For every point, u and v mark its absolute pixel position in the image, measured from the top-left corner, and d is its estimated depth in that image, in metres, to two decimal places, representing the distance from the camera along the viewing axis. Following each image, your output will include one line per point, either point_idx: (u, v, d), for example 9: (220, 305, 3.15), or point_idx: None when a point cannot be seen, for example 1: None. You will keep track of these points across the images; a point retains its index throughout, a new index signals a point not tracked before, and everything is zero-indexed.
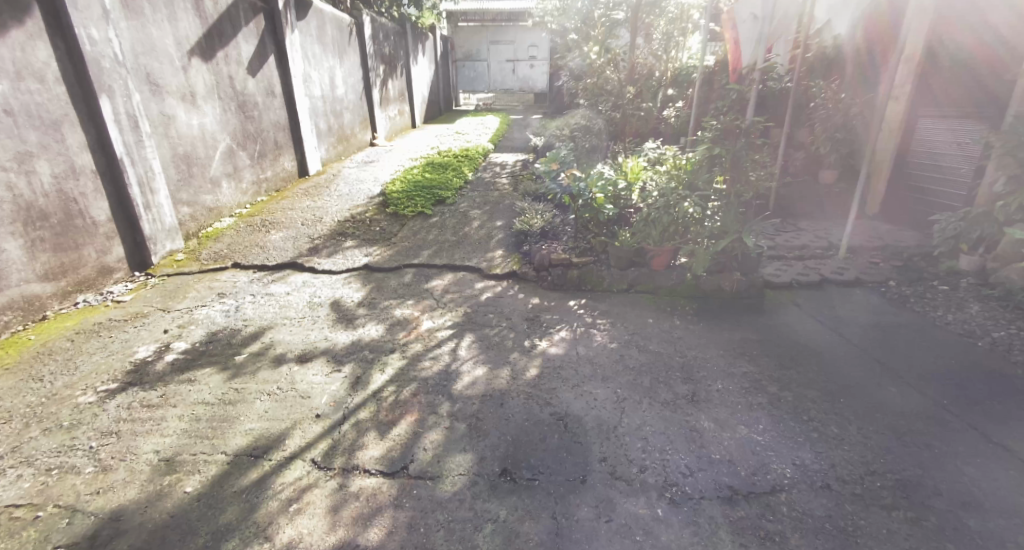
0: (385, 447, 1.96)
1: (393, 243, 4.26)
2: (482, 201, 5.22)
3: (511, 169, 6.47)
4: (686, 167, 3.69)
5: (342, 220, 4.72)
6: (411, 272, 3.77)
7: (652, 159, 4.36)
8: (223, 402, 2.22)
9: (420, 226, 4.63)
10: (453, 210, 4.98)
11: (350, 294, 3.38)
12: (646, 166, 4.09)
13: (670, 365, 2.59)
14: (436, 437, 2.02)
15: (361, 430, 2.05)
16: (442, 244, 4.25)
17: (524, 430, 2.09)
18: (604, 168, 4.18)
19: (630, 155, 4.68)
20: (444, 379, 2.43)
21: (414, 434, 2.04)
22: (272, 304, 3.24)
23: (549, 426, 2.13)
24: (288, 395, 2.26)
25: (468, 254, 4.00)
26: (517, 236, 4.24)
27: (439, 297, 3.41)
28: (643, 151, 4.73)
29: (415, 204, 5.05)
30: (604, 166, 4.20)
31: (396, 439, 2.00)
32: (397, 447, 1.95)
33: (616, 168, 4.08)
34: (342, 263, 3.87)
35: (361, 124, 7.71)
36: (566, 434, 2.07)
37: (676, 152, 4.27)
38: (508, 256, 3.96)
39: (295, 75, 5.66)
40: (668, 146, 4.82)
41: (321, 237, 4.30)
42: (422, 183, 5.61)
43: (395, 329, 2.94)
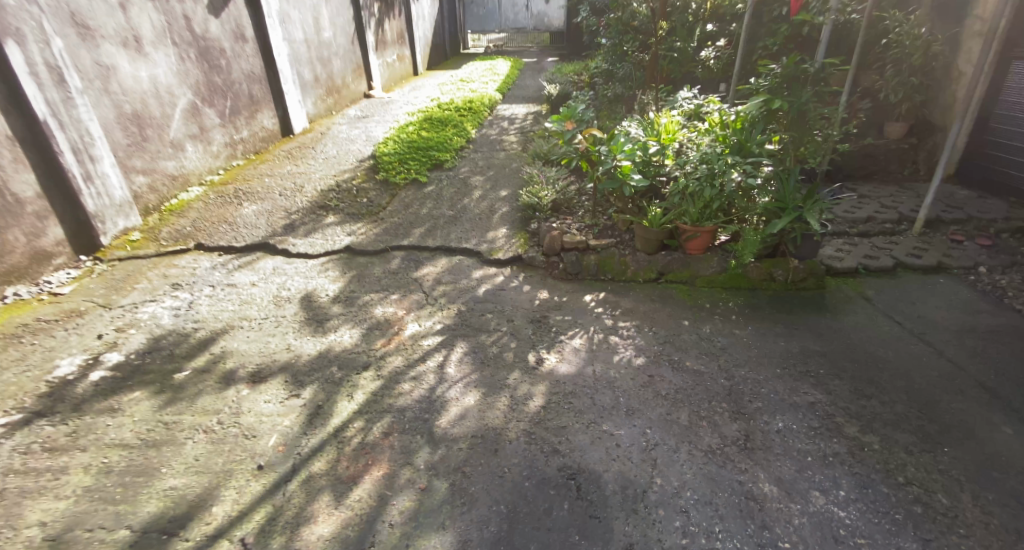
0: (341, 528, 1.48)
1: (382, 219, 3.71)
2: (486, 167, 4.58)
3: (520, 125, 5.74)
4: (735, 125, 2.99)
5: (326, 190, 4.14)
6: (399, 257, 3.23)
7: (687, 114, 3.63)
8: (149, 451, 1.76)
9: (414, 197, 4.06)
10: (451, 178, 4.38)
11: (326, 286, 2.84)
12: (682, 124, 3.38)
13: (713, 393, 2.05)
14: (409, 510, 1.54)
15: (313, 499, 1.58)
16: (437, 221, 3.69)
17: (525, 496, 1.59)
18: (628, 126, 3.47)
19: (658, 111, 3.98)
20: (424, 412, 1.94)
21: (381, 505, 1.56)
22: (231, 298, 2.73)
23: (557, 488, 1.62)
24: (231, 441, 1.80)
25: (467, 236, 3.45)
26: (525, 210, 3.63)
27: (429, 288, 2.88)
28: (675, 105, 4.00)
29: (408, 169, 4.46)
30: (628, 123, 3.49)
31: (360, 514, 1.53)
32: (356, 530, 1.48)
33: (645, 124, 3.37)
34: (321, 244, 3.33)
35: (355, 73, 6.96)
36: (580, 501, 1.57)
37: (719, 104, 3.52)
38: (514, 237, 3.38)
39: (269, 16, 4.93)
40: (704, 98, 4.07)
41: (301, 211, 3.76)
42: (417, 142, 4.97)
43: (371, 335, 2.42)
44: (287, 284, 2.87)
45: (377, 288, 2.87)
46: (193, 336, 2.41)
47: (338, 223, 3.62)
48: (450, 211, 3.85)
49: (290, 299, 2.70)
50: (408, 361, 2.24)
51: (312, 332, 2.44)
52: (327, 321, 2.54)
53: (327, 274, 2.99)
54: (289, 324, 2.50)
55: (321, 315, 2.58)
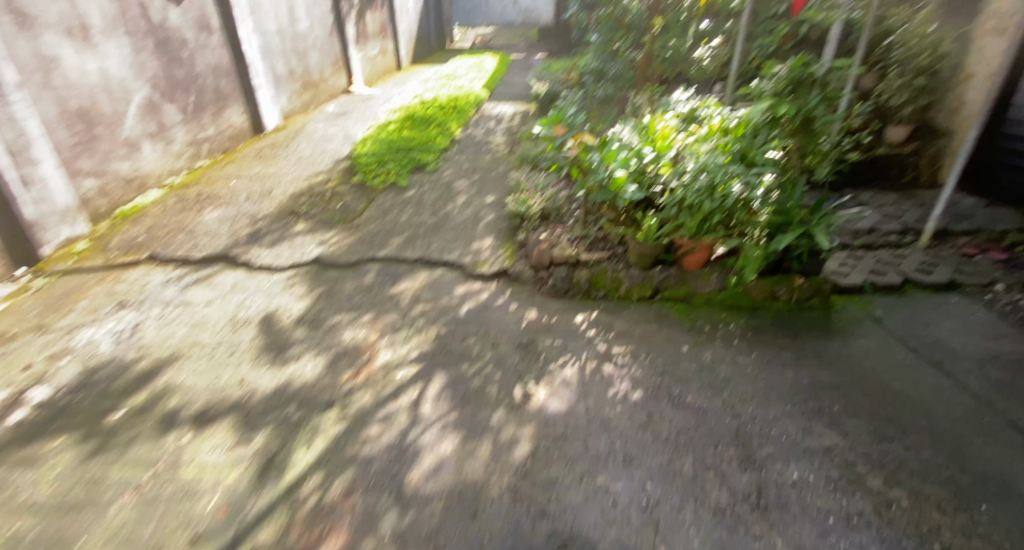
0: None
1: (357, 227, 3.44)
2: (471, 170, 4.32)
3: (508, 125, 5.48)
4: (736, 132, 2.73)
5: (297, 194, 3.85)
6: (374, 270, 2.97)
7: (682, 118, 3.42)
8: (64, 518, 1.49)
9: (393, 203, 3.78)
10: (434, 182, 4.12)
11: (289, 305, 2.59)
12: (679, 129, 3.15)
13: (718, 435, 1.83)
14: None
15: None
16: (417, 229, 3.42)
17: None
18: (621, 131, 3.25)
19: (653, 114, 3.76)
20: (393, 463, 1.69)
21: None
22: (181, 320, 2.44)
23: None
24: (163, 504, 1.54)
25: (449, 247, 3.20)
26: (512, 219, 3.38)
27: (406, 307, 2.62)
28: (670, 108, 3.78)
29: (387, 171, 4.20)
30: (621, 128, 3.27)
31: None
32: None
33: (640, 129, 3.14)
34: (288, 256, 3.06)
35: (334, 68, 6.67)
36: None
37: (716, 109, 3.32)
38: (500, 248, 3.13)
39: (238, 5, 4.61)
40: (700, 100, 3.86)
41: (268, 218, 3.47)
42: (398, 142, 4.69)
43: (337, 365, 2.16)
44: (249, 303, 2.60)
45: (349, 307, 2.61)
46: (134, 366, 2.13)
47: (309, 232, 3.34)
48: (431, 218, 3.58)
49: (250, 322, 2.43)
50: (377, 397, 1.98)
51: (271, 361, 2.17)
52: (289, 348, 2.27)
53: (293, 291, 2.72)
54: (246, 351, 2.23)
55: (284, 340, 2.32)
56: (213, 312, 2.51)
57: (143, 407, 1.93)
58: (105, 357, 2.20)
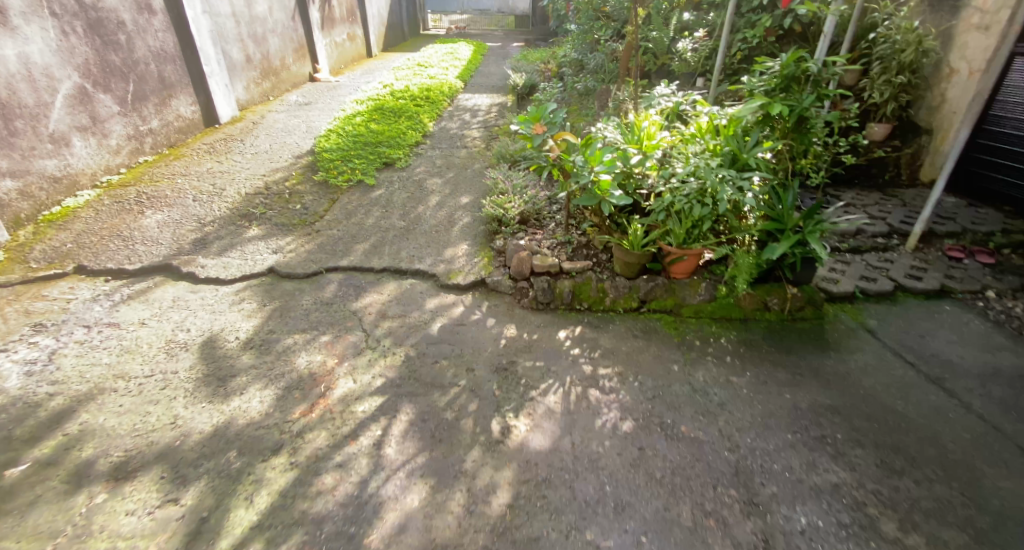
0: None
1: (318, 231, 3.14)
2: (445, 168, 4.05)
3: (483, 118, 5.21)
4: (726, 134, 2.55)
5: (251, 195, 3.53)
6: (336, 282, 2.69)
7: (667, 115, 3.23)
8: None
9: (359, 203, 3.49)
10: (404, 181, 3.83)
11: (236, 325, 2.32)
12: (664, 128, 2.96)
13: (717, 474, 1.64)
14: None
15: None
16: (385, 234, 3.14)
17: None
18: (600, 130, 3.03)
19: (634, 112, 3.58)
20: (349, 522, 1.45)
21: None
22: (107, 346, 2.13)
23: None
24: None
25: (420, 253, 2.94)
26: (489, 223, 3.14)
27: (371, 325, 2.36)
28: (652, 104, 3.61)
29: (352, 168, 3.89)
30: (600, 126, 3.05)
31: None
32: None
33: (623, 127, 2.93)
34: (237, 267, 2.76)
35: (297, 54, 6.28)
36: None
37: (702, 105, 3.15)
38: (477, 255, 2.89)
39: None
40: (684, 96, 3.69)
41: (217, 222, 3.16)
42: (364, 136, 4.37)
43: (287, 399, 1.90)
44: (192, 323, 2.31)
45: (306, 326, 2.34)
46: (47, 404, 1.83)
47: (264, 238, 3.04)
48: (400, 220, 3.31)
49: (191, 347, 2.15)
50: (333, 438, 1.73)
51: (211, 395, 1.90)
52: (234, 378, 1.99)
53: (244, 308, 2.43)
54: (183, 383, 1.95)
55: (228, 368, 2.04)
56: (148, 335, 2.21)
57: (52, 457, 1.63)
58: (12, 393, 1.88)
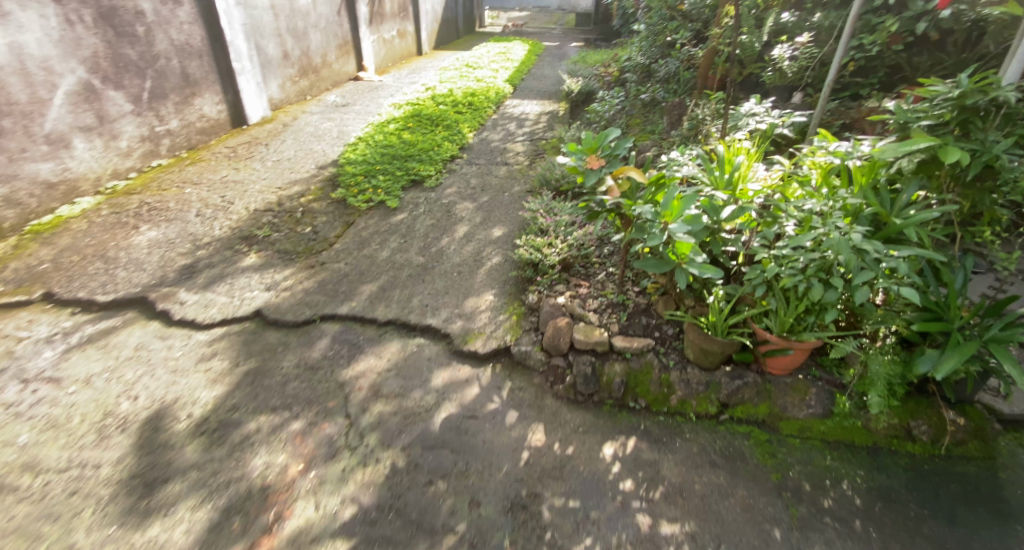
0: None
1: (321, 264, 2.68)
2: (479, 190, 3.51)
3: (530, 129, 4.63)
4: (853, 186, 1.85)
5: (259, 212, 3.15)
6: (329, 336, 2.20)
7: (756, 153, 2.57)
8: None
9: (375, 230, 3.01)
10: (431, 204, 3.32)
11: (194, 395, 1.84)
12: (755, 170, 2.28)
13: None
14: None
15: None
16: (398, 272, 2.62)
17: None
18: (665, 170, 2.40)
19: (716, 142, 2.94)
20: None
21: None
22: (33, 415, 1.73)
23: None
24: None
25: (435, 302, 2.40)
26: (522, 268, 2.55)
27: (356, 406, 1.83)
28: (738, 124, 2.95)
29: (374, 185, 3.45)
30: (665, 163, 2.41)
31: None
32: None
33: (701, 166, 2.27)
34: (219, 307, 2.31)
35: (340, 51, 5.97)
36: None
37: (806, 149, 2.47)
38: (504, 313, 2.30)
39: None
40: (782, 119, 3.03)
41: (213, 247, 2.76)
42: (394, 147, 3.95)
43: (222, 530, 1.39)
44: (143, 386, 1.87)
45: (276, 401, 1.84)
46: None
47: (260, 270, 2.60)
48: (419, 254, 2.79)
49: (128, 425, 1.70)
50: None
51: (126, 511, 1.42)
52: (164, 482, 1.51)
53: (211, 368, 1.98)
54: (97, 485, 1.49)
55: (162, 464, 1.57)
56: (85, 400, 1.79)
57: None
58: None
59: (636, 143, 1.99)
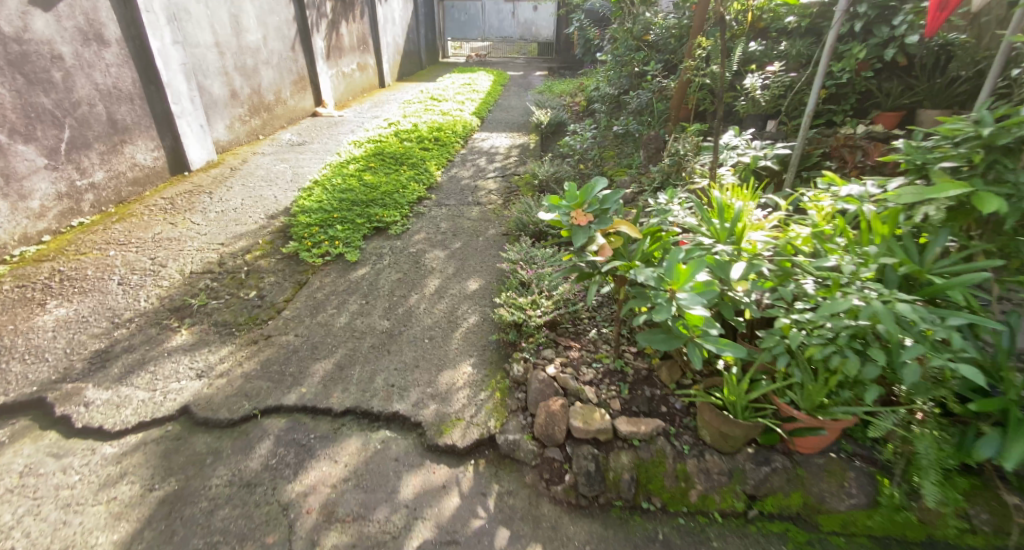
0: None
1: (267, 338, 2.29)
2: (449, 235, 3.20)
3: (500, 164, 4.38)
4: (873, 234, 1.62)
5: (196, 275, 2.75)
6: (273, 435, 1.81)
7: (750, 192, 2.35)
8: None
9: (332, 289, 2.64)
10: (397, 254, 2.98)
11: (87, 543, 1.44)
12: (754, 215, 2.06)
13: None
14: None
15: None
16: (358, 343, 2.26)
17: None
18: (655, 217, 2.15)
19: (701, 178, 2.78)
20: None
21: None
22: None
23: None
24: None
25: (403, 380, 2.04)
26: (502, 331, 2.23)
27: (304, 540, 1.46)
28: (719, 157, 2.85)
29: (331, 236, 3.07)
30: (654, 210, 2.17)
31: None
32: None
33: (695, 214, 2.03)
34: (134, 407, 1.90)
35: (295, 87, 5.65)
36: None
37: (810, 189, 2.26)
38: (486, 389, 1.95)
39: (146, 10, 3.54)
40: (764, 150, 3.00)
41: (136, 325, 2.34)
42: (354, 191, 3.57)
43: None
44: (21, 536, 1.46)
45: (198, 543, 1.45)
46: None
47: (192, 351, 2.20)
48: (384, 317, 2.44)
49: None
50: None
51: None
52: None
53: (115, 499, 1.57)
54: None
55: None
56: None
57: None
58: None
59: (627, 192, 1.72)
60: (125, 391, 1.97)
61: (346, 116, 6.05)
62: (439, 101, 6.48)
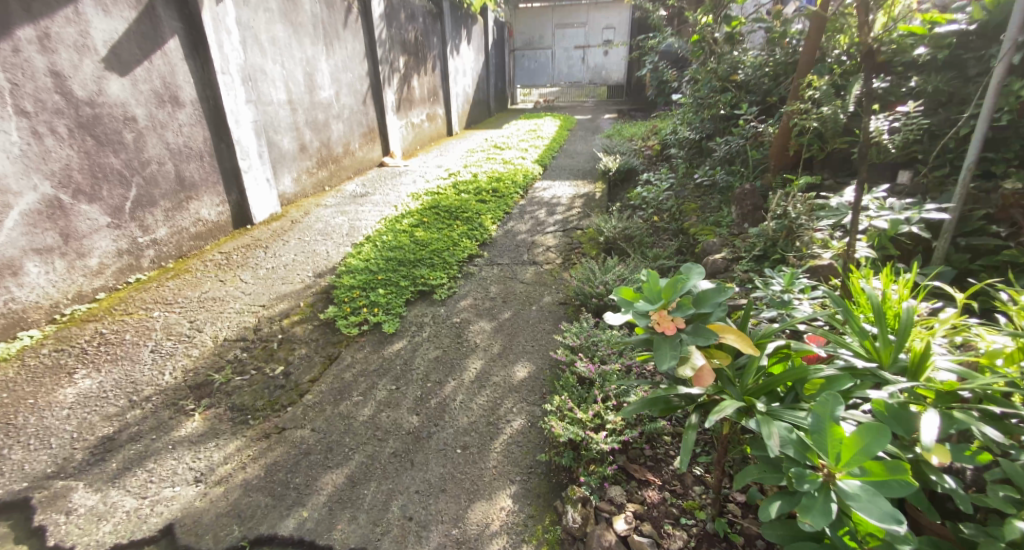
0: None
1: (280, 432, 1.97)
2: (500, 302, 2.79)
3: (562, 216, 3.97)
4: None
5: (229, 344, 2.53)
6: None
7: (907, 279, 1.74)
8: None
9: (361, 369, 2.29)
10: (439, 324, 2.60)
11: None
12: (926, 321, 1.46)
13: None
14: None
15: None
16: (376, 448, 1.86)
17: None
18: (771, 316, 1.64)
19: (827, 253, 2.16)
20: None
21: None
22: None
23: None
24: None
25: (424, 510, 1.60)
26: (555, 449, 1.74)
27: None
28: (846, 223, 2.24)
29: (371, 300, 2.76)
30: (769, 305, 1.66)
31: None
32: None
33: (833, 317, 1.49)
34: (114, 521, 1.61)
35: (364, 138, 5.71)
36: None
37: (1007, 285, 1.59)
38: (529, 542, 1.48)
39: (223, 71, 3.62)
40: (908, 211, 2.36)
41: (152, 405, 2.13)
42: (404, 249, 3.30)
43: None
44: None
45: None
46: None
47: (196, 445, 1.92)
48: (413, 409, 2.03)
49: None
50: None
51: None
52: None
53: None
54: None
55: None
56: None
57: None
58: None
59: (735, 292, 1.22)
60: (112, 496, 1.70)
61: (411, 165, 6.01)
62: (502, 148, 6.31)
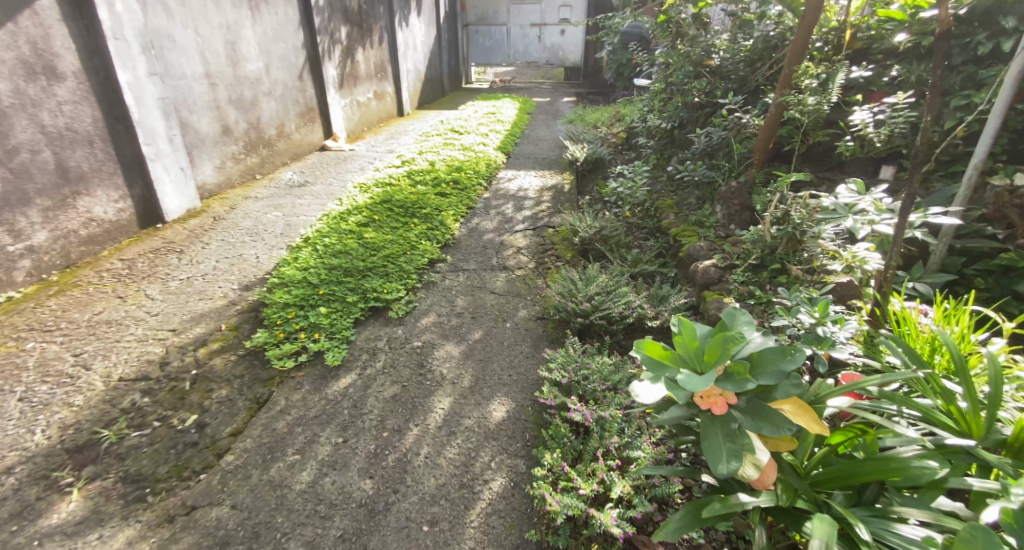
0: None
1: (189, 513, 1.52)
2: (466, 318, 2.41)
3: (530, 212, 3.60)
4: None
5: (125, 385, 2.00)
6: None
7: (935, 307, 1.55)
8: None
9: (299, 415, 1.86)
10: (395, 350, 2.19)
11: None
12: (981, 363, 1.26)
13: None
14: None
15: None
16: (319, 531, 1.45)
17: None
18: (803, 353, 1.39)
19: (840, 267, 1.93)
20: None
21: None
22: None
23: None
24: None
25: None
26: (548, 523, 1.40)
27: None
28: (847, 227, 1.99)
29: (311, 322, 2.30)
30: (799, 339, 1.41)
31: None
32: None
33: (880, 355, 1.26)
34: None
35: (302, 119, 5.05)
36: None
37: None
38: None
39: (116, 36, 2.92)
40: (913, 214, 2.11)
41: (11, 481, 1.60)
42: (351, 254, 2.83)
43: None
44: None
45: None
46: None
47: (68, 542, 1.43)
48: (368, 469, 1.64)
49: None
50: None
51: None
52: None
53: None
54: None
55: None
56: None
57: None
58: None
59: (804, 354, 0.91)
60: None
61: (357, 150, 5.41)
62: (458, 131, 5.85)
